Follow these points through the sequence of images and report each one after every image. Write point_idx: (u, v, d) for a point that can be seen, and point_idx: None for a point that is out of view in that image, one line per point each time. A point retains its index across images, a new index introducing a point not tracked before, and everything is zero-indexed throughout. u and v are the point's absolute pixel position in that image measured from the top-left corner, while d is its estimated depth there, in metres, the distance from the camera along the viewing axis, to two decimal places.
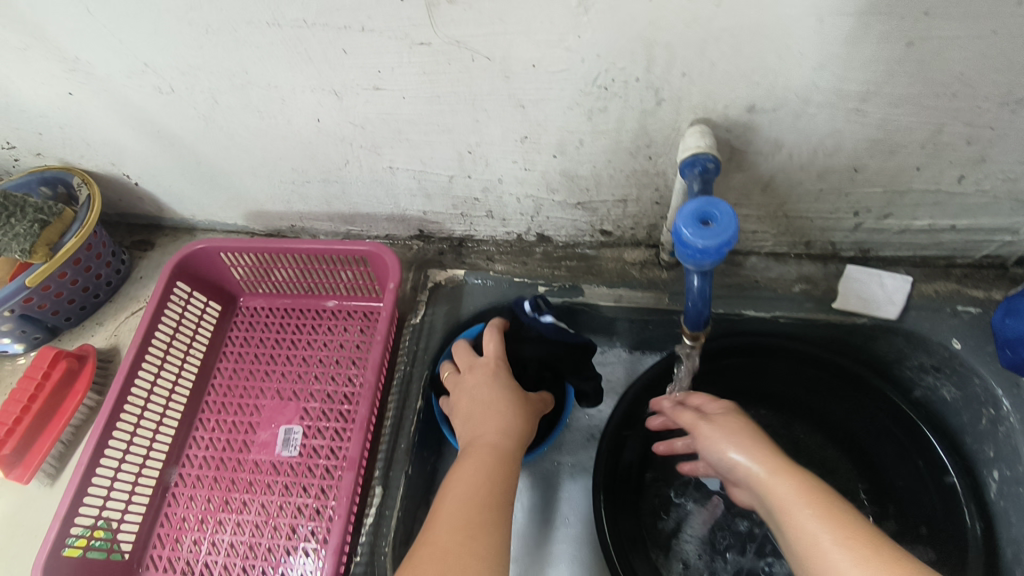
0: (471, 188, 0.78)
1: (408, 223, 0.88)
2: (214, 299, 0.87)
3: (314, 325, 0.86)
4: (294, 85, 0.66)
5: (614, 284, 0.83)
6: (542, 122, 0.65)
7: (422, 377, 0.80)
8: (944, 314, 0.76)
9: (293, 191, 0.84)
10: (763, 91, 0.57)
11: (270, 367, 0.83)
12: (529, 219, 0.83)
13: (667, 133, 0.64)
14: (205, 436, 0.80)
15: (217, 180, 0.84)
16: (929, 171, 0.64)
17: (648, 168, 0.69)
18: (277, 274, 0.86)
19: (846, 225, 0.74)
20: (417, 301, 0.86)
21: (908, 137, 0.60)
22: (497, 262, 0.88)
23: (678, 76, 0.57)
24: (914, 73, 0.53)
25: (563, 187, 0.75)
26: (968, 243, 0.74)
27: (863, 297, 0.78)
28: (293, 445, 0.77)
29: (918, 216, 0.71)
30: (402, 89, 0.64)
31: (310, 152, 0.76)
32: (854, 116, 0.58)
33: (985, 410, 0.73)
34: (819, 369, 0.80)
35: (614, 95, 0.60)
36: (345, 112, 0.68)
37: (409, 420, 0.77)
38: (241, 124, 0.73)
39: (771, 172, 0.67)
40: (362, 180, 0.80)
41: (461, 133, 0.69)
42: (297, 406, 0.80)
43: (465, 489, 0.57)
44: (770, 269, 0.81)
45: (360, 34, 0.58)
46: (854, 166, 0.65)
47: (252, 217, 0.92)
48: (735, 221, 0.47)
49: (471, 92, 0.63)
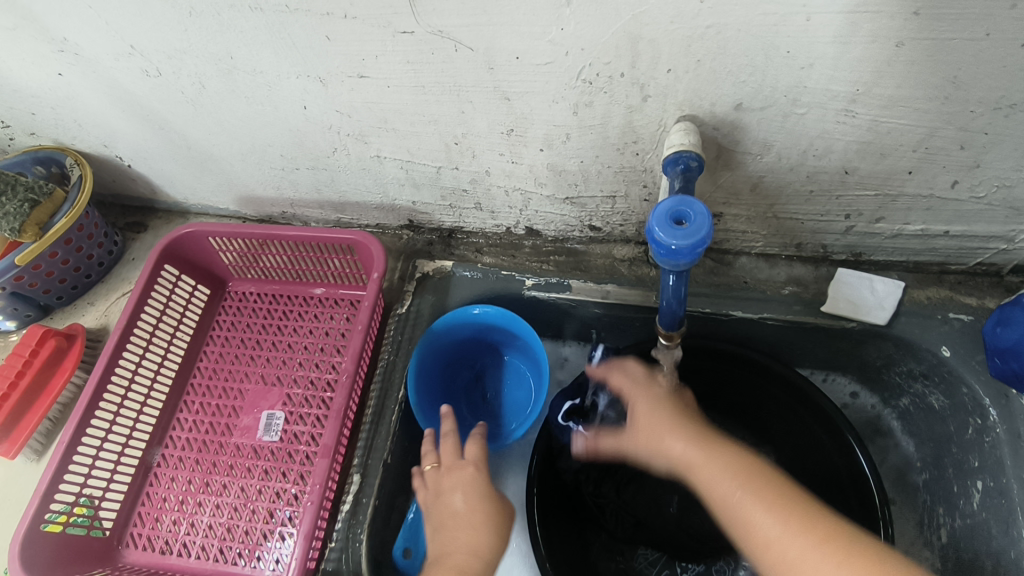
0: (458, 179, 0.77)
1: (397, 213, 0.88)
2: (203, 283, 0.87)
3: (301, 312, 0.86)
4: (279, 71, 0.65)
5: (602, 280, 0.82)
6: (528, 115, 0.64)
7: (405, 367, 0.80)
8: (935, 321, 0.74)
9: (283, 177, 0.84)
10: (750, 89, 0.56)
11: (255, 352, 0.84)
12: (518, 212, 0.82)
13: (653, 130, 0.63)
14: (189, 418, 0.80)
15: (208, 165, 0.85)
16: (922, 175, 0.62)
17: (635, 164, 0.68)
18: (265, 260, 0.86)
19: (837, 228, 0.73)
20: (404, 291, 0.86)
21: (900, 141, 0.59)
22: (486, 254, 0.88)
23: (664, 71, 0.56)
24: (905, 75, 0.52)
25: (550, 181, 0.74)
26: (962, 250, 0.73)
27: (853, 301, 0.76)
28: (275, 430, 0.77)
29: (910, 221, 0.69)
30: (387, 79, 0.63)
31: (298, 139, 0.76)
32: (844, 117, 0.57)
33: (972, 419, 0.72)
34: (784, 392, 0.80)
35: (599, 90, 0.59)
36: (331, 100, 0.68)
37: (390, 409, 0.78)
38: (229, 109, 0.73)
39: (761, 172, 0.66)
40: (350, 168, 0.80)
41: (447, 124, 0.68)
42: (280, 392, 0.80)
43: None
44: (759, 271, 0.80)
45: (341, 21, 0.57)
46: (845, 168, 0.63)
47: (244, 202, 0.92)
48: (710, 222, 0.46)
49: (455, 84, 0.62)
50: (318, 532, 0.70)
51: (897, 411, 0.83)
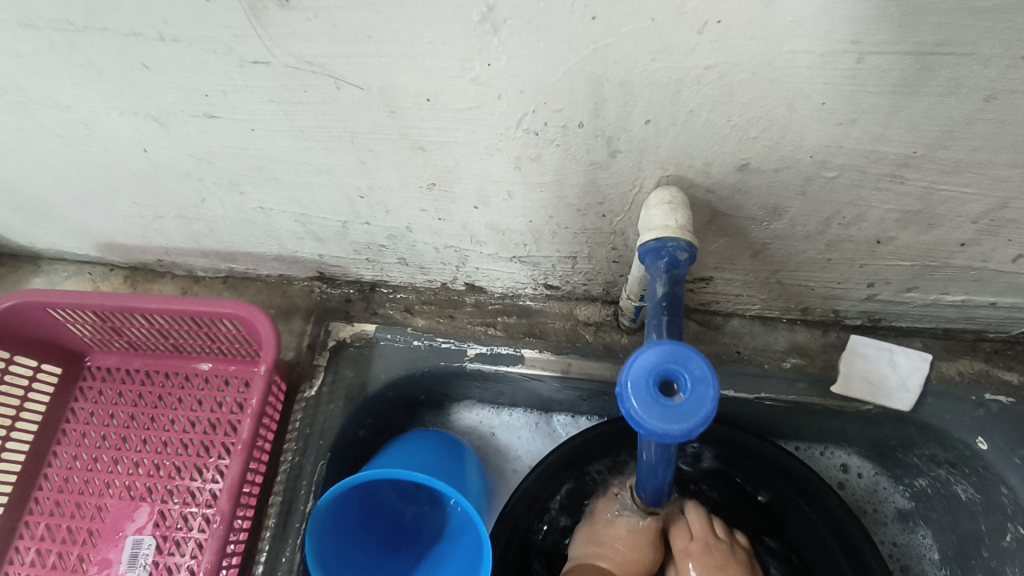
0: (372, 234, 0.59)
1: (303, 264, 0.69)
2: (49, 360, 0.67)
3: (181, 395, 0.67)
4: (92, 106, 0.45)
5: (562, 350, 0.66)
6: (453, 169, 0.46)
7: (316, 469, 0.64)
8: (968, 404, 0.60)
9: (146, 226, 0.65)
10: (762, 147, 0.39)
11: (120, 454, 0.65)
12: (454, 269, 0.64)
13: (624, 191, 0.46)
14: (30, 547, 0.62)
15: (43, 211, 0.64)
16: (978, 247, 0.47)
17: (601, 226, 0.51)
18: (130, 332, 0.66)
19: (856, 295, 0.57)
20: (314, 364, 0.68)
21: (959, 211, 0.43)
22: (417, 314, 0.70)
23: (640, 122, 0.38)
24: (982, 135, 0.35)
25: (492, 239, 0.57)
26: (1005, 320, 0.58)
27: (870, 380, 0.62)
28: (141, 563, 0.60)
29: (950, 291, 0.54)
30: (247, 120, 0.44)
31: (150, 186, 0.56)
32: (888, 183, 0.41)
33: (1012, 525, 0.60)
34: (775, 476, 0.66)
35: (548, 143, 0.42)
36: (179, 143, 0.48)
37: (294, 530, 0.61)
38: (42, 149, 0.52)
39: (765, 239, 0.50)
40: (229, 219, 0.60)
41: (344, 175, 0.49)
42: (150, 509, 0.62)
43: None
44: (755, 337, 0.65)
45: (159, 45, 0.38)
46: (878, 238, 0.47)
47: (106, 248, 0.72)
48: (712, 392, 0.30)
49: (345, 130, 0.43)
50: None
51: (911, 491, 0.71)
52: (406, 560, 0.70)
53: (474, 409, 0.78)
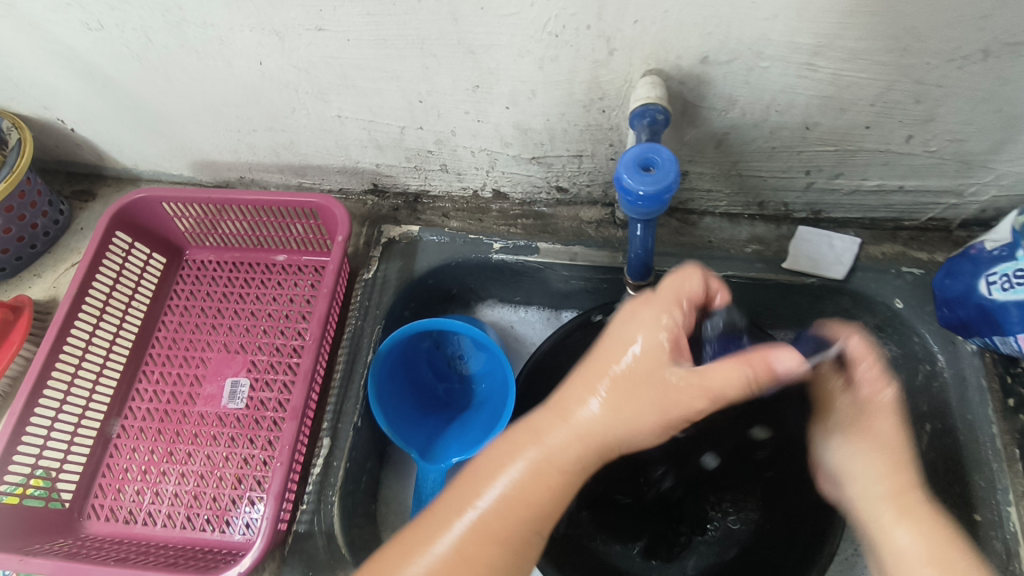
0: (423, 140, 0.76)
1: (361, 176, 0.85)
2: (158, 251, 0.84)
3: (264, 279, 0.83)
4: (231, 24, 0.62)
5: (570, 242, 0.83)
6: (494, 70, 0.63)
7: (374, 330, 0.80)
8: (889, 275, 0.77)
9: (239, 140, 0.81)
10: (715, 41, 0.56)
11: (216, 321, 0.81)
12: (485, 174, 0.81)
13: (619, 85, 0.63)
14: (148, 388, 0.78)
15: (159, 128, 0.81)
16: (879, 129, 0.64)
17: (602, 122, 0.68)
18: (224, 226, 0.83)
19: (798, 185, 0.74)
20: (369, 256, 0.85)
21: (859, 94, 0.60)
22: (452, 219, 0.87)
23: (630, 22, 0.55)
24: (860, 26, 0.53)
25: (517, 140, 0.73)
26: (914, 206, 0.75)
27: (814, 258, 0.78)
28: (240, 397, 0.76)
29: (868, 177, 0.71)
30: (346, 32, 0.61)
31: (254, 98, 0.73)
32: (805, 70, 0.58)
33: (922, 365, 0.75)
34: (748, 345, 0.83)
35: (565, 44, 0.58)
36: (289, 55, 0.65)
37: (357, 374, 0.77)
38: (179, 65, 0.69)
39: (725, 129, 0.67)
40: (310, 130, 0.77)
41: (410, 81, 0.66)
42: (244, 359, 0.78)
43: (596, 368, 0.49)
44: (723, 230, 0.81)
45: None
46: (806, 124, 0.64)
47: (199, 167, 0.89)
48: (676, 167, 0.46)
49: (418, 37, 0.60)
50: (290, 494, 0.70)
51: None
52: (440, 420, 0.85)
53: (496, 308, 0.95)
